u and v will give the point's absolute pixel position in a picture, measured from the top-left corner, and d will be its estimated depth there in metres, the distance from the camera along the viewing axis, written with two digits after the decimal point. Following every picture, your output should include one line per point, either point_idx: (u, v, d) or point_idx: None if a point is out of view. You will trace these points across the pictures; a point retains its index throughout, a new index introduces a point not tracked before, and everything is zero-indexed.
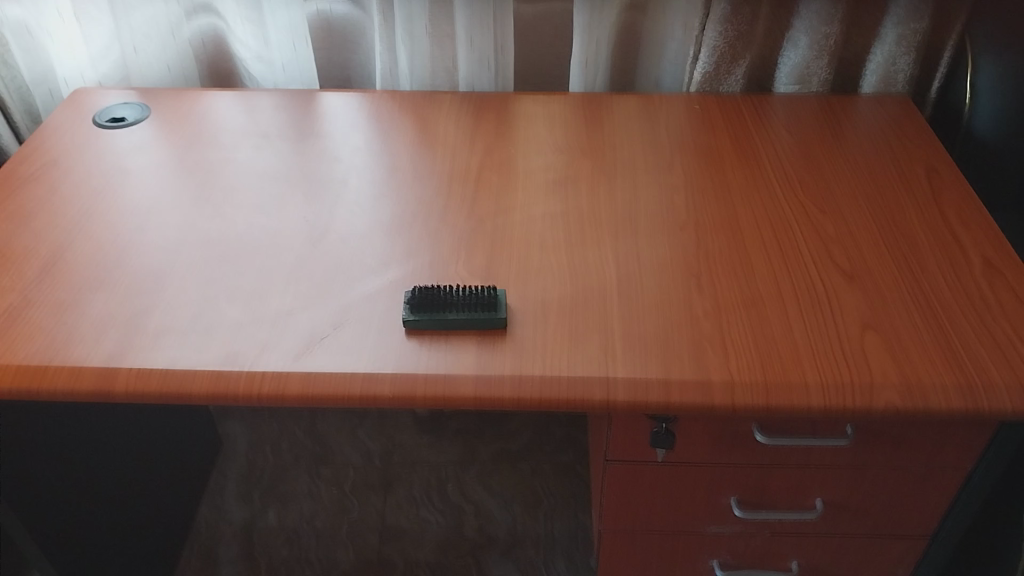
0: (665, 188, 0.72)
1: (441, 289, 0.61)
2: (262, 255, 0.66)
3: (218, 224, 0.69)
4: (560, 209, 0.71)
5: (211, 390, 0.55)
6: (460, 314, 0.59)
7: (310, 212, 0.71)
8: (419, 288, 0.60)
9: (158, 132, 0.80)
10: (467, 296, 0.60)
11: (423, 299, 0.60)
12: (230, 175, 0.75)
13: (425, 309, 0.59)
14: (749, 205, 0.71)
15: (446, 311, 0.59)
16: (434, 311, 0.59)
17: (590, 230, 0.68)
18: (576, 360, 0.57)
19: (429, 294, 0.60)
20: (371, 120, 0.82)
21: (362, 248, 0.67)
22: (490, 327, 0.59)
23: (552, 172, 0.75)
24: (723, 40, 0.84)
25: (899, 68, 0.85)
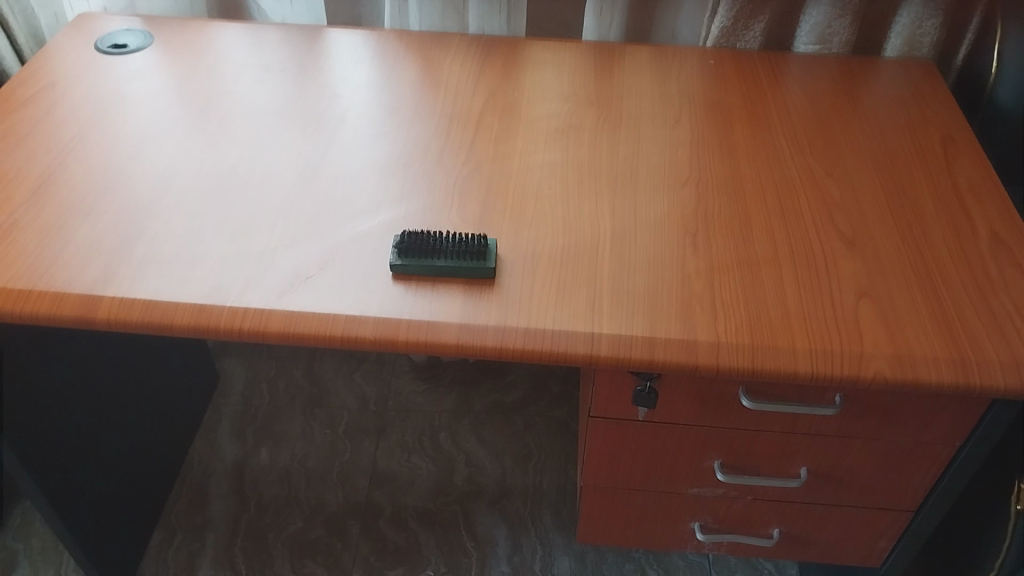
0: (671, 143, 0.71)
1: (430, 234, 0.60)
2: (254, 190, 0.65)
3: (212, 156, 0.68)
4: (559, 160, 0.69)
5: (192, 324, 0.55)
6: (448, 262, 0.58)
7: (305, 148, 0.69)
8: (408, 232, 0.59)
9: (159, 60, 0.79)
10: (456, 244, 0.59)
11: (411, 243, 0.59)
12: (228, 108, 0.73)
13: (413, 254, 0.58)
14: (756, 164, 0.68)
15: (434, 258, 0.58)
16: (421, 257, 0.58)
17: (589, 183, 0.67)
18: (562, 314, 0.56)
19: (417, 239, 0.59)
20: (376, 59, 0.80)
21: (355, 188, 0.66)
22: (478, 277, 0.58)
23: (557, 120, 0.73)
24: None
25: (925, 31, 0.83)
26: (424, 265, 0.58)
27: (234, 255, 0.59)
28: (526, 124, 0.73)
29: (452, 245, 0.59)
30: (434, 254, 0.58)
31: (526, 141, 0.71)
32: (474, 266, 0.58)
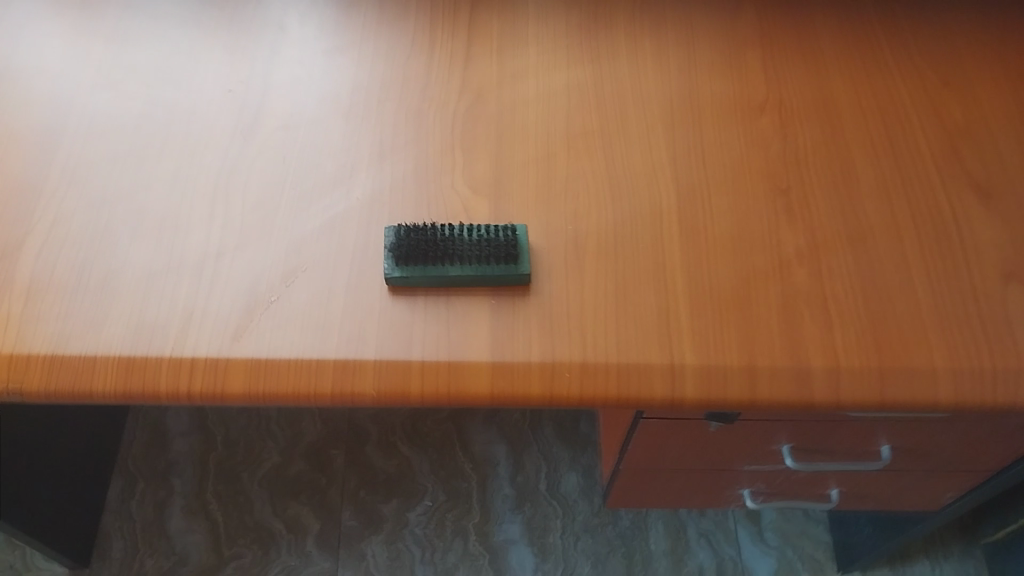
0: (733, 48, 0.53)
1: (434, 226, 0.43)
2: (174, 155, 0.46)
3: (105, 99, 0.48)
4: (588, 81, 0.51)
5: (120, 390, 0.39)
6: (465, 268, 0.42)
7: (237, 77, 0.50)
8: (405, 228, 0.43)
9: None
10: (473, 240, 0.43)
11: (410, 242, 0.43)
12: (116, 13, 0.52)
13: (415, 260, 0.42)
14: (848, 76, 0.52)
15: (445, 263, 0.42)
16: (428, 264, 0.42)
17: (633, 119, 0.50)
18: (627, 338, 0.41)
19: (418, 235, 0.43)
20: None
21: (317, 141, 0.47)
22: (507, 284, 0.43)
23: (570, 24, 0.54)
24: None
25: None
26: (431, 275, 0.42)
27: (163, 270, 0.42)
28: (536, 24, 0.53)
29: (469, 243, 0.43)
30: (445, 257, 0.42)
31: (540, 51, 0.52)
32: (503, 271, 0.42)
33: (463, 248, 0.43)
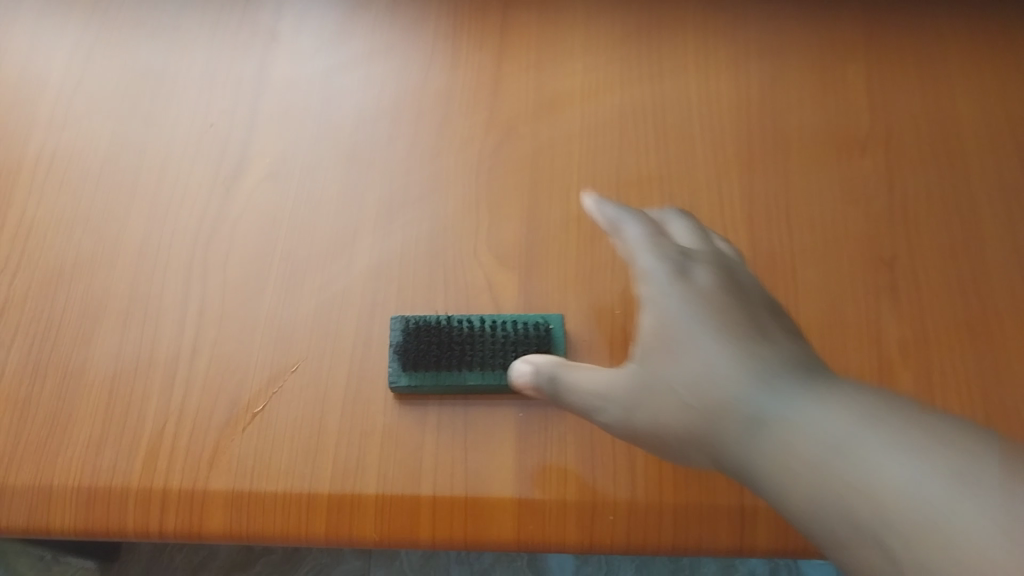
0: (825, 66, 0.43)
1: (449, 320, 0.35)
2: (144, 213, 0.39)
3: (64, 140, 0.41)
4: (646, 106, 0.41)
5: (78, 526, 0.33)
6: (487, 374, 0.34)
7: (220, 108, 0.41)
8: (413, 325, 0.35)
9: None
10: (496, 338, 0.35)
11: (419, 342, 0.35)
12: (82, 25, 0.44)
13: (424, 365, 0.34)
14: (967, 103, 0.41)
15: (461, 367, 0.34)
16: (441, 370, 0.34)
17: (702, 156, 0.40)
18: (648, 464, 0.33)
19: (428, 331, 0.35)
20: None
21: (311, 195, 0.39)
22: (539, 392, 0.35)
23: (625, 31, 0.44)
24: None
25: None
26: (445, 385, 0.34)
27: (129, 365, 0.36)
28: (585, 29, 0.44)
29: (489, 343, 0.35)
30: (461, 361, 0.34)
31: (587, 68, 0.43)
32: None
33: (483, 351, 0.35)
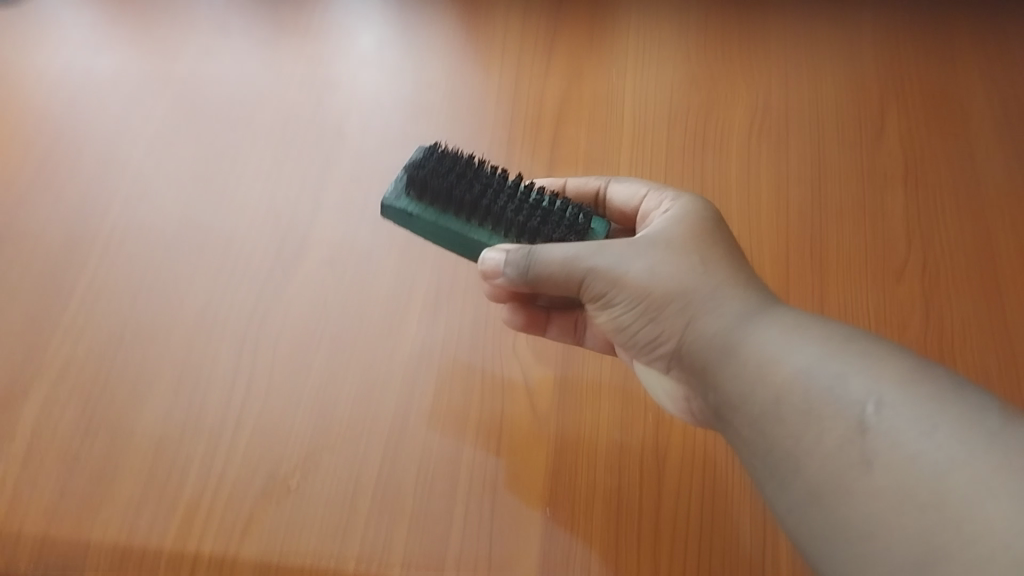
0: (872, 125, 0.47)
1: (469, 164, 0.36)
2: (205, 284, 0.41)
3: (138, 212, 0.44)
4: (708, 161, 0.45)
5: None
6: (503, 211, 0.34)
7: (286, 193, 0.44)
8: (434, 153, 0.36)
9: (66, 14, 0.52)
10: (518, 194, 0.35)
11: (442, 165, 0.35)
12: (166, 111, 0.48)
13: (439, 203, 0.35)
14: (1000, 146, 0.46)
15: (478, 188, 0.34)
16: (456, 203, 0.34)
17: (767, 235, 0.43)
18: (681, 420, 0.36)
19: (458, 158, 0.36)
20: (396, 8, 0.53)
21: (365, 279, 0.41)
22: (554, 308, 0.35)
23: (682, 105, 0.48)
24: None
25: None
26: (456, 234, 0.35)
27: (200, 404, 0.38)
28: (631, 109, 0.47)
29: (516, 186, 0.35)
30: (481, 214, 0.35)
31: (632, 139, 0.46)
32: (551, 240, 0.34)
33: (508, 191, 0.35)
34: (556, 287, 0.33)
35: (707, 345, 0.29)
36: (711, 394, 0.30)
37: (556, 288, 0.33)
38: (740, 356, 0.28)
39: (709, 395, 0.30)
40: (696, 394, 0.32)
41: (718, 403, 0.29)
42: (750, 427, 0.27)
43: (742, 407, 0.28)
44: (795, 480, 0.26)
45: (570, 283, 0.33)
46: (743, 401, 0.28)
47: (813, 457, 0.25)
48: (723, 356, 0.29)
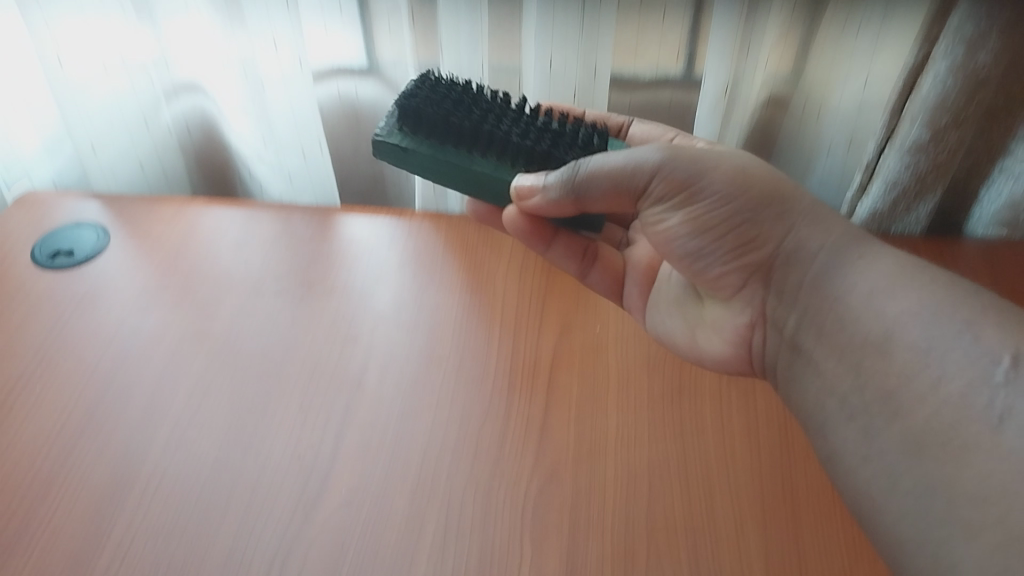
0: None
1: (455, 85, 0.50)
2: (233, 525, 0.44)
3: (174, 457, 0.48)
4: (689, 370, 0.52)
5: None
6: (507, 133, 0.46)
7: (310, 436, 0.49)
8: (425, 85, 0.49)
9: (121, 274, 0.60)
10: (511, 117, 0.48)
11: (435, 94, 0.48)
12: (204, 362, 0.53)
13: (437, 135, 0.47)
14: None
15: (476, 117, 0.46)
16: (455, 133, 0.46)
17: (746, 472, 0.47)
18: (734, 365, 0.49)
19: (450, 89, 0.49)
20: (409, 269, 0.61)
21: (382, 519, 0.45)
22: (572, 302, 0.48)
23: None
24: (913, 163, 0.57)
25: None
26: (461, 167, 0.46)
27: (311, 527, 0.44)
28: (617, 330, 0.55)
29: (515, 124, 0.47)
30: (480, 147, 0.47)
31: (619, 351, 0.53)
32: (564, 162, 0.45)
33: (509, 123, 0.47)
34: (676, 183, 0.43)
35: (808, 295, 0.42)
36: (791, 313, 0.43)
37: (674, 190, 0.43)
38: (822, 288, 0.41)
39: (790, 317, 0.43)
40: (774, 322, 0.45)
41: (797, 322, 0.43)
42: (855, 380, 0.38)
43: (851, 360, 0.39)
44: (888, 430, 0.36)
45: (690, 194, 0.43)
46: (849, 341, 0.39)
47: (919, 414, 0.35)
48: (811, 295, 0.42)
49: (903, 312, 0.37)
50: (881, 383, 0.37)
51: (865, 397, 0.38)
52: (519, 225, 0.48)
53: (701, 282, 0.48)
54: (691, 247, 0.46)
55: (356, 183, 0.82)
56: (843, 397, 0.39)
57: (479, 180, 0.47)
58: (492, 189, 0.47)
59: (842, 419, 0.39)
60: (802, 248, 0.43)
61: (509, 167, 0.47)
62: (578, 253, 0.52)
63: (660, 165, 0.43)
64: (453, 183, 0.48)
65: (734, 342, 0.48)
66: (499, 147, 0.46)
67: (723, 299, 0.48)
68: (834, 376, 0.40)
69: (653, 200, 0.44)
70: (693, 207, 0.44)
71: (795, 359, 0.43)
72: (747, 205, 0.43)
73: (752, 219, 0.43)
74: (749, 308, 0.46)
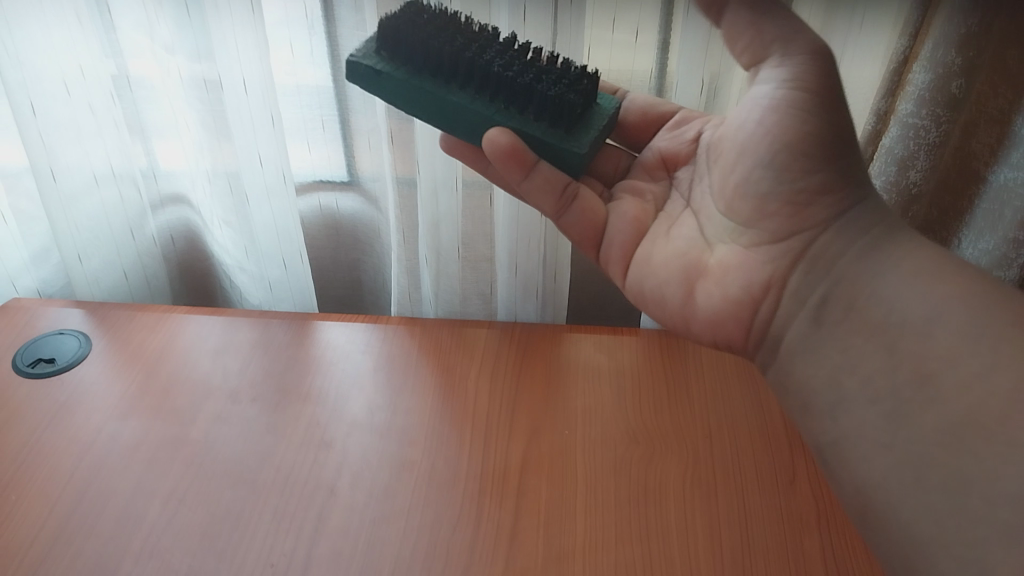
0: (775, 431, 0.58)
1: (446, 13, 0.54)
2: None
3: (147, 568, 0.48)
4: (652, 473, 0.54)
5: None
6: (487, 63, 0.50)
7: (282, 544, 0.49)
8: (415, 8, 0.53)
9: (101, 381, 0.62)
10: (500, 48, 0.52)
11: (420, 17, 0.52)
12: (181, 471, 0.54)
13: (417, 62, 0.51)
14: None
15: (458, 45, 0.51)
16: (434, 56, 0.50)
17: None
18: (727, 331, 0.49)
19: (435, 15, 0.53)
20: (382, 373, 0.63)
21: None
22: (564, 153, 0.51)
23: (627, 421, 0.58)
24: (914, 129, 0.59)
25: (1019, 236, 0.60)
26: (437, 93, 0.51)
27: None
28: (584, 434, 0.57)
29: (496, 56, 0.51)
30: (458, 76, 0.51)
31: (585, 454, 0.55)
32: (544, 97, 0.50)
33: (489, 57, 0.51)
34: (809, 93, 0.46)
35: (849, 267, 0.45)
36: (822, 282, 0.46)
37: (805, 96, 0.46)
38: (864, 264, 0.45)
39: (819, 286, 0.46)
40: (795, 295, 0.47)
41: (827, 292, 0.46)
42: (887, 362, 0.41)
43: (882, 340, 0.42)
44: (925, 418, 0.38)
45: (818, 103, 0.46)
46: (885, 319, 0.42)
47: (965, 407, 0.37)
48: (852, 266, 0.45)
49: (931, 313, 0.40)
50: (912, 367, 0.40)
51: (895, 380, 0.40)
52: (499, 147, 0.48)
53: (747, 212, 0.49)
54: (770, 167, 0.47)
55: (333, 288, 0.86)
56: (867, 377, 0.42)
57: (452, 111, 0.51)
58: (465, 120, 0.51)
59: (863, 402, 0.41)
60: (855, 207, 0.47)
61: (484, 100, 0.52)
62: (558, 188, 0.51)
63: (813, 70, 0.46)
64: (425, 112, 0.52)
65: (738, 295, 0.48)
66: (478, 78, 0.51)
67: (744, 246, 0.49)
68: (861, 356, 0.42)
69: (781, 86, 0.47)
70: (809, 121, 0.46)
71: (812, 332, 0.45)
72: (842, 155, 0.47)
73: (847, 160, 0.47)
74: (776, 263, 0.48)
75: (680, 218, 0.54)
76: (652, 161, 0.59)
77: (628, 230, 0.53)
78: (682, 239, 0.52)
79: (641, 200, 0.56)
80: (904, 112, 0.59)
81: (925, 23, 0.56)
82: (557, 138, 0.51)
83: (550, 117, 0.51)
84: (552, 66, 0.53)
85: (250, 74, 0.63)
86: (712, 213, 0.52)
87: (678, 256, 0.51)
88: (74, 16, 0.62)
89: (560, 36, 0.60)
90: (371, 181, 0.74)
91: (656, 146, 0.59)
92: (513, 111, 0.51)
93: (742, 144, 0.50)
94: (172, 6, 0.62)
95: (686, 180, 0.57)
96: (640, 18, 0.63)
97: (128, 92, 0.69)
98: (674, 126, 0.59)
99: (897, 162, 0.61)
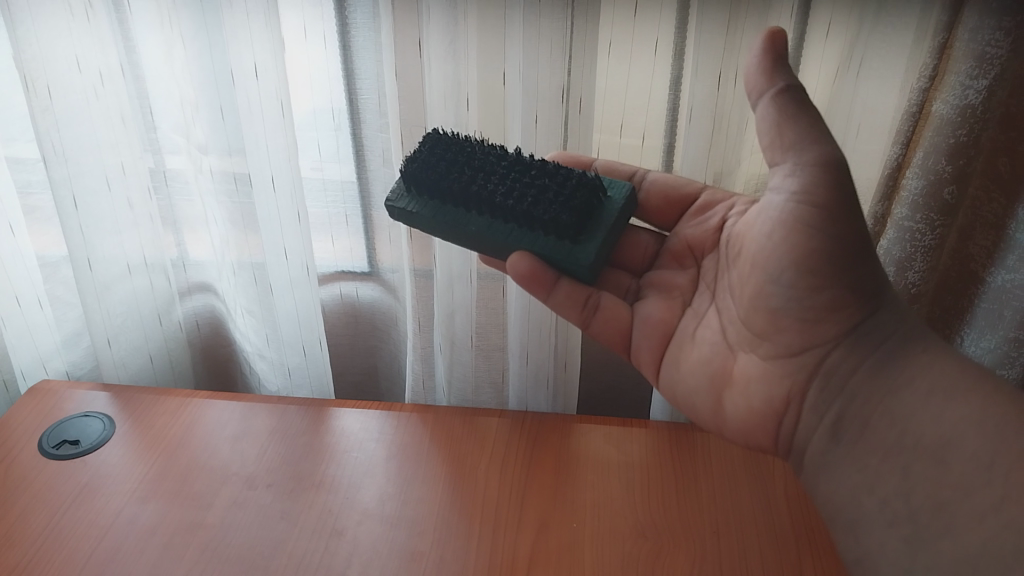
0: (783, 528, 0.58)
1: (462, 139, 0.58)
2: None
3: None
4: (662, 569, 0.54)
5: None
6: (491, 193, 0.53)
7: None
8: (430, 140, 0.57)
9: (122, 463, 0.63)
10: (508, 165, 0.55)
11: (434, 150, 0.56)
12: (193, 559, 0.55)
13: (436, 196, 0.55)
14: None
15: (467, 177, 0.54)
16: (450, 191, 0.54)
17: None
18: (757, 438, 0.50)
19: (447, 145, 0.57)
20: (396, 462, 0.64)
21: None
22: (572, 268, 0.52)
23: (636, 517, 0.59)
24: (915, 227, 0.62)
25: (1013, 336, 0.64)
26: (459, 221, 0.54)
27: None
28: (594, 528, 0.57)
29: (503, 182, 0.54)
30: (472, 204, 0.54)
31: (595, 549, 0.56)
32: (544, 219, 0.52)
33: (497, 184, 0.54)
34: (818, 206, 0.45)
35: (865, 383, 0.46)
36: (838, 399, 0.47)
37: (814, 209, 0.45)
38: (881, 380, 0.45)
39: (835, 402, 0.47)
40: (813, 409, 0.47)
41: (842, 411, 0.46)
42: (903, 481, 0.42)
43: (898, 460, 0.43)
44: (940, 544, 0.40)
45: (825, 217, 0.45)
46: (898, 441, 0.43)
47: (978, 534, 0.39)
48: (865, 384, 0.46)
49: (946, 433, 0.41)
50: (927, 493, 0.41)
51: (912, 504, 0.41)
52: (519, 272, 0.51)
53: (761, 325, 0.49)
54: (783, 283, 0.47)
55: (349, 373, 0.88)
56: (885, 497, 0.43)
57: (473, 236, 0.54)
58: (485, 243, 0.54)
59: (881, 523, 0.43)
60: (865, 320, 0.47)
61: (500, 223, 0.54)
62: (579, 302, 0.54)
63: (822, 179, 0.45)
64: (454, 239, 0.55)
65: (763, 409, 0.49)
66: (488, 207, 0.54)
67: (762, 357, 0.49)
68: (878, 476, 0.43)
69: (790, 198, 0.46)
70: (817, 235, 0.45)
71: (830, 447, 0.46)
72: (854, 266, 0.46)
73: (857, 270, 0.46)
74: (794, 378, 0.48)
75: (705, 314, 0.54)
76: (678, 247, 0.60)
77: (654, 334, 0.55)
78: (707, 343, 0.52)
79: (669, 299, 0.57)
80: (899, 217, 0.63)
81: (915, 135, 0.60)
82: (564, 252, 0.52)
83: (555, 230, 0.53)
84: (556, 181, 0.54)
85: (278, 172, 0.67)
86: (733, 316, 0.52)
87: (705, 365, 0.52)
88: (119, 115, 0.66)
89: (571, 141, 0.64)
90: (391, 272, 0.77)
91: (681, 233, 0.60)
92: (524, 229, 0.54)
93: (756, 255, 0.49)
94: (208, 107, 0.67)
95: (710, 271, 0.57)
96: (647, 123, 0.67)
97: (164, 186, 0.74)
98: (698, 212, 0.60)
99: (896, 263, 0.65)
